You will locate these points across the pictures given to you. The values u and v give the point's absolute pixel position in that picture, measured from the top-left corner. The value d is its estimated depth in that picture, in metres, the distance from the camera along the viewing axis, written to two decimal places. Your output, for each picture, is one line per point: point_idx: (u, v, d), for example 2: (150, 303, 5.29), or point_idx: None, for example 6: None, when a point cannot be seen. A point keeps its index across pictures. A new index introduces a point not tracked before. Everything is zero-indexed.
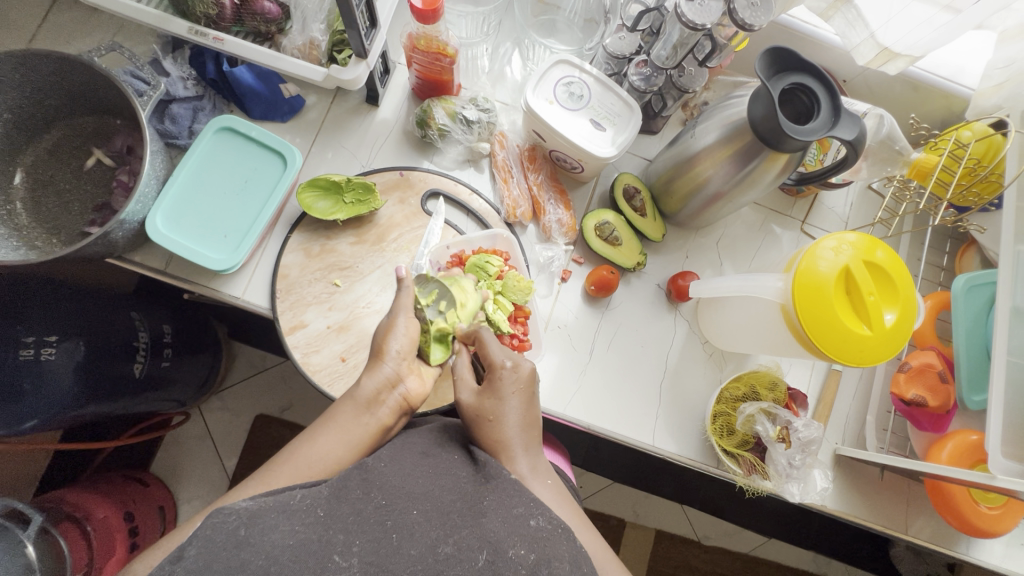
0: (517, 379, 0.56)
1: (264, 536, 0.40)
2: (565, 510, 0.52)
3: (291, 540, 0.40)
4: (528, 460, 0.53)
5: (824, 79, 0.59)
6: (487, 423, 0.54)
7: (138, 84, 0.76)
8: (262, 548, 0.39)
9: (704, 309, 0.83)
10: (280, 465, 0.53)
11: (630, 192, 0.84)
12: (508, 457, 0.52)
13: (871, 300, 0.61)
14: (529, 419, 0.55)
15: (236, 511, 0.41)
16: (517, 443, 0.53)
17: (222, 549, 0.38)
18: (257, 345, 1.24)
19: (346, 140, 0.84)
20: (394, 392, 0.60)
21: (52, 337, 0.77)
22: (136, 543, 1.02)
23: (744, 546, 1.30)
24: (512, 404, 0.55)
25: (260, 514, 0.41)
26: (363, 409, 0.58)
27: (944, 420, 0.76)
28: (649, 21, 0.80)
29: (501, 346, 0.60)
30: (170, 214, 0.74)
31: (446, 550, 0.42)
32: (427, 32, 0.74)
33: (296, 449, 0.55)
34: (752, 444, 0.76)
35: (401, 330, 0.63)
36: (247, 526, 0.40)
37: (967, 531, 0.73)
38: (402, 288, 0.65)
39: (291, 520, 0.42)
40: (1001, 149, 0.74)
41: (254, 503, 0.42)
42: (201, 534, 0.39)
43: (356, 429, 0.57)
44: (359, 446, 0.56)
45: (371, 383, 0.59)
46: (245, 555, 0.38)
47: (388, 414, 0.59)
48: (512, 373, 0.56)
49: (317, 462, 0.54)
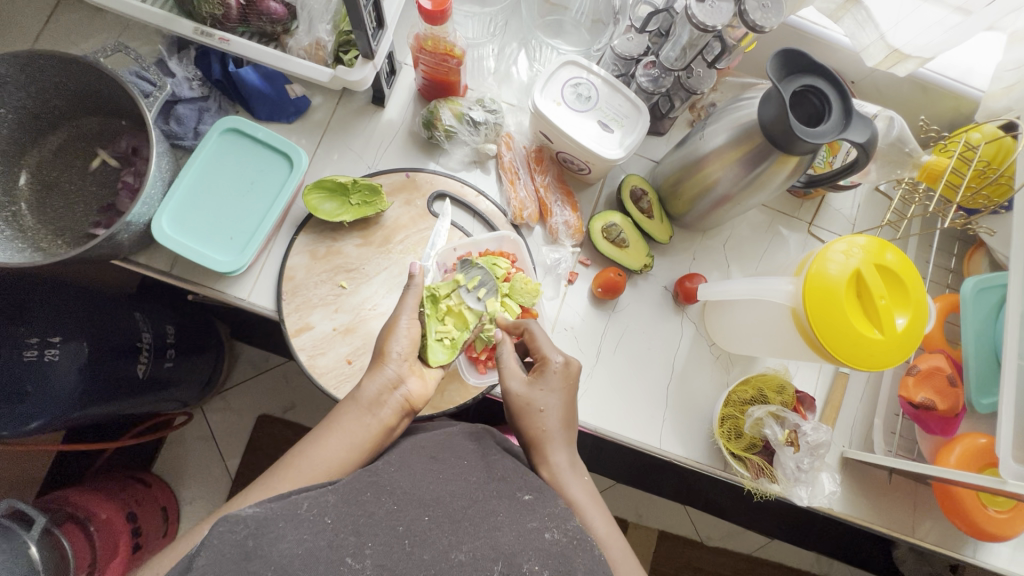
0: (568, 376, 0.61)
1: (273, 546, 0.39)
2: (592, 507, 0.56)
3: (301, 549, 0.39)
4: (565, 453, 0.59)
5: (836, 81, 0.59)
6: (537, 412, 0.59)
7: (143, 85, 0.76)
8: (272, 557, 0.38)
9: (711, 311, 0.83)
10: (284, 470, 0.53)
11: (637, 194, 0.84)
12: (551, 447, 0.58)
13: (882, 304, 0.61)
14: (570, 414, 0.61)
15: (244, 518, 0.40)
16: (558, 435, 0.59)
17: (231, 560, 0.37)
18: (260, 345, 1.24)
19: (351, 141, 0.84)
20: (396, 394, 0.60)
21: (56, 338, 0.76)
22: (139, 544, 1.01)
23: (747, 547, 1.30)
24: (558, 399, 0.60)
25: (269, 522, 0.40)
26: (365, 410, 0.57)
27: (953, 423, 0.76)
28: (658, 22, 0.79)
29: (551, 339, 0.63)
30: (176, 217, 0.73)
31: (460, 557, 0.42)
32: (434, 32, 0.74)
33: (300, 452, 0.54)
34: (760, 447, 0.76)
35: (402, 332, 0.63)
36: (256, 536, 0.39)
37: (976, 535, 0.72)
38: (411, 286, 0.66)
39: (300, 528, 0.41)
40: (1011, 151, 0.74)
41: (261, 509, 0.41)
42: (210, 543, 0.38)
43: (358, 431, 0.56)
44: (362, 448, 0.56)
45: (372, 385, 0.59)
46: (254, 566, 0.37)
47: (390, 415, 0.58)
48: (566, 367, 0.61)
49: (321, 465, 0.53)
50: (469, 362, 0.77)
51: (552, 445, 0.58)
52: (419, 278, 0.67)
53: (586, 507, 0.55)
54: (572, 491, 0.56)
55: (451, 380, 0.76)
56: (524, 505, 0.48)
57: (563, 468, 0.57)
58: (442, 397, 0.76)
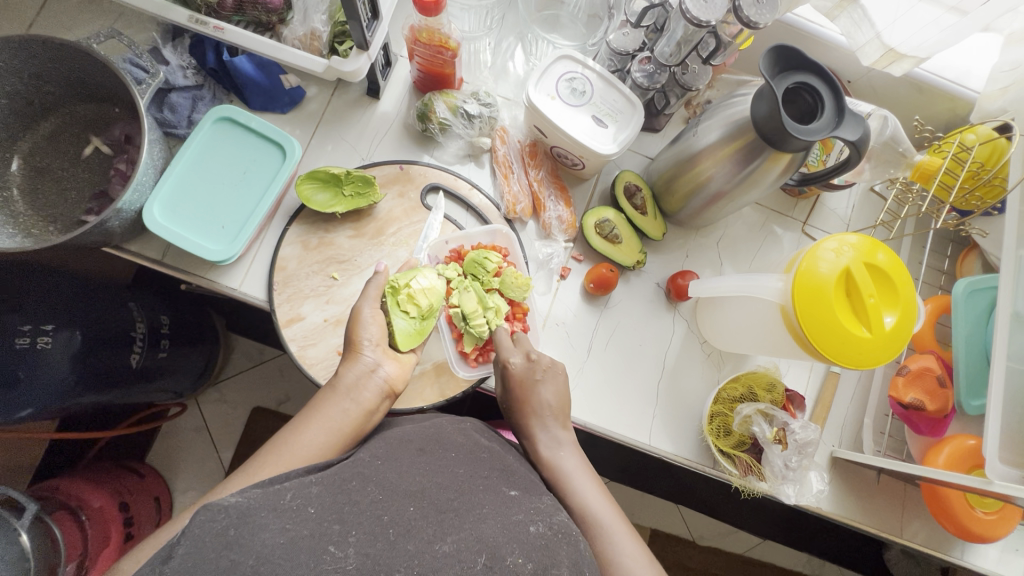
0: (522, 372, 0.64)
1: (254, 536, 0.38)
2: (581, 475, 0.59)
3: (282, 539, 0.38)
4: (545, 434, 0.62)
5: (827, 78, 0.59)
6: (513, 400, 0.64)
7: (136, 73, 0.76)
8: (252, 548, 0.37)
9: (703, 309, 0.82)
10: (265, 458, 0.54)
11: (632, 190, 0.83)
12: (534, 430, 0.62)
13: (871, 302, 0.61)
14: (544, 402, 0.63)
15: (226, 509, 0.39)
16: (538, 419, 0.63)
17: (211, 550, 0.37)
18: (255, 337, 1.23)
19: (346, 132, 0.84)
20: (374, 378, 0.61)
21: (49, 325, 0.76)
22: (132, 533, 1.02)
23: (738, 547, 1.31)
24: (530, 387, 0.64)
25: (251, 513, 0.40)
26: (343, 395, 0.58)
27: (942, 424, 0.75)
28: (653, 17, 0.80)
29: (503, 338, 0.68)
30: (168, 204, 0.73)
31: (444, 548, 0.41)
32: (429, 24, 0.73)
33: (282, 440, 0.55)
34: (749, 444, 0.75)
35: (368, 320, 0.64)
36: (237, 526, 0.38)
37: (962, 536, 0.72)
38: (373, 279, 0.68)
39: (282, 518, 0.40)
40: (1005, 153, 0.73)
41: (243, 500, 0.41)
42: (190, 533, 0.37)
43: (337, 416, 0.56)
44: (342, 432, 0.56)
45: (350, 373, 0.60)
46: (235, 557, 0.36)
47: (370, 399, 0.59)
48: (516, 369, 0.64)
49: (302, 449, 0.54)
50: (458, 355, 0.76)
51: (533, 432, 0.62)
52: (382, 273, 0.68)
53: (573, 480, 0.59)
54: (564, 462, 0.60)
55: (444, 371, 0.76)
56: (508, 500, 0.48)
57: (545, 446, 0.61)
58: (429, 385, 0.75)
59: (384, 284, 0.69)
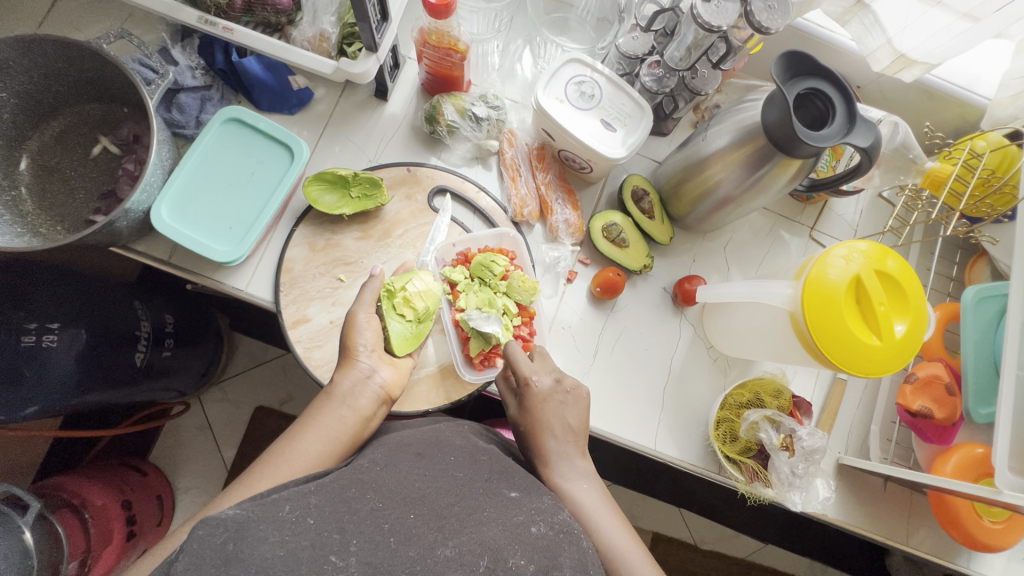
0: (545, 392, 0.64)
1: (254, 549, 0.37)
2: (597, 501, 0.59)
3: (282, 551, 0.38)
4: (555, 442, 0.61)
5: (840, 85, 0.58)
6: (529, 420, 0.63)
7: (146, 73, 0.75)
8: (252, 560, 0.36)
9: (710, 313, 0.82)
10: (262, 468, 0.53)
11: (639, 194, 0.84)
12: (547, 443, 0.62)
13: (881, 310, 0.61)
14: (563, 423, 0.63)
15: (224, 522, 0.39)
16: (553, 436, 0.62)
17: (210, 565, 0.36)
18: (260, 337, 1.24)
19: (353, 133, 0.84)
20: (372, 384, 0.61)
21: (54, 324, 0.76)
22: (133, 531, 1.02)
23: (741, 552, 1.29)
24: (555, 409, 0.63)
25: (250, 525, 0.39)
26: (339, 402, 0.58)
27: (950, 432, 0.75)
28: (664, 21, 0.78)
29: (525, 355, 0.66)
30: (175, 204, 0.73)
31: (445, 553, 0.41)
32: (438, 27, 0.73)
33: (279, 450, 0.55)
34: (755, 451, 0.76)
35: (363, 326, 0.64)
36: (236, 540, 0.38)
37: (969, 545, 0.72)
38: (368, 284, 0.68)
39: (281, 530, 0.40)
40: (1016, 160, 0.73)
41: (242, 511, 0.40)
42: (190, 548, 0.37)
43: (333, 424, 0.57)
44: (339, 440, 0.56)
45: (345, 380, 0.60)
46: (234, 570, 0.36)
47: (367, 405, 0.59)
48: (539, 388, 0.64)
49: (299, 460, 0.54)
50: (463, 357, 0.75)
51: (547, 442, 0.62)
52: (378, 276, 0.69)
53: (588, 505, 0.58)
54: (578, 489, 0.59)
55: (446, 374, 0.76)
56: (509, 501, 0.48)
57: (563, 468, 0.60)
58: (434, 388, 0.75)
59: (379, 288, 0.69)
